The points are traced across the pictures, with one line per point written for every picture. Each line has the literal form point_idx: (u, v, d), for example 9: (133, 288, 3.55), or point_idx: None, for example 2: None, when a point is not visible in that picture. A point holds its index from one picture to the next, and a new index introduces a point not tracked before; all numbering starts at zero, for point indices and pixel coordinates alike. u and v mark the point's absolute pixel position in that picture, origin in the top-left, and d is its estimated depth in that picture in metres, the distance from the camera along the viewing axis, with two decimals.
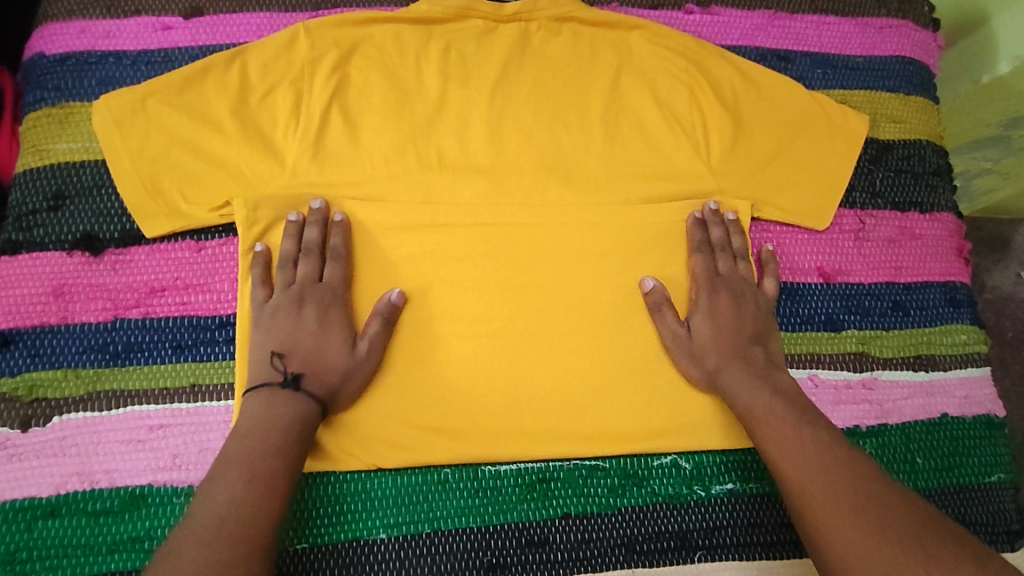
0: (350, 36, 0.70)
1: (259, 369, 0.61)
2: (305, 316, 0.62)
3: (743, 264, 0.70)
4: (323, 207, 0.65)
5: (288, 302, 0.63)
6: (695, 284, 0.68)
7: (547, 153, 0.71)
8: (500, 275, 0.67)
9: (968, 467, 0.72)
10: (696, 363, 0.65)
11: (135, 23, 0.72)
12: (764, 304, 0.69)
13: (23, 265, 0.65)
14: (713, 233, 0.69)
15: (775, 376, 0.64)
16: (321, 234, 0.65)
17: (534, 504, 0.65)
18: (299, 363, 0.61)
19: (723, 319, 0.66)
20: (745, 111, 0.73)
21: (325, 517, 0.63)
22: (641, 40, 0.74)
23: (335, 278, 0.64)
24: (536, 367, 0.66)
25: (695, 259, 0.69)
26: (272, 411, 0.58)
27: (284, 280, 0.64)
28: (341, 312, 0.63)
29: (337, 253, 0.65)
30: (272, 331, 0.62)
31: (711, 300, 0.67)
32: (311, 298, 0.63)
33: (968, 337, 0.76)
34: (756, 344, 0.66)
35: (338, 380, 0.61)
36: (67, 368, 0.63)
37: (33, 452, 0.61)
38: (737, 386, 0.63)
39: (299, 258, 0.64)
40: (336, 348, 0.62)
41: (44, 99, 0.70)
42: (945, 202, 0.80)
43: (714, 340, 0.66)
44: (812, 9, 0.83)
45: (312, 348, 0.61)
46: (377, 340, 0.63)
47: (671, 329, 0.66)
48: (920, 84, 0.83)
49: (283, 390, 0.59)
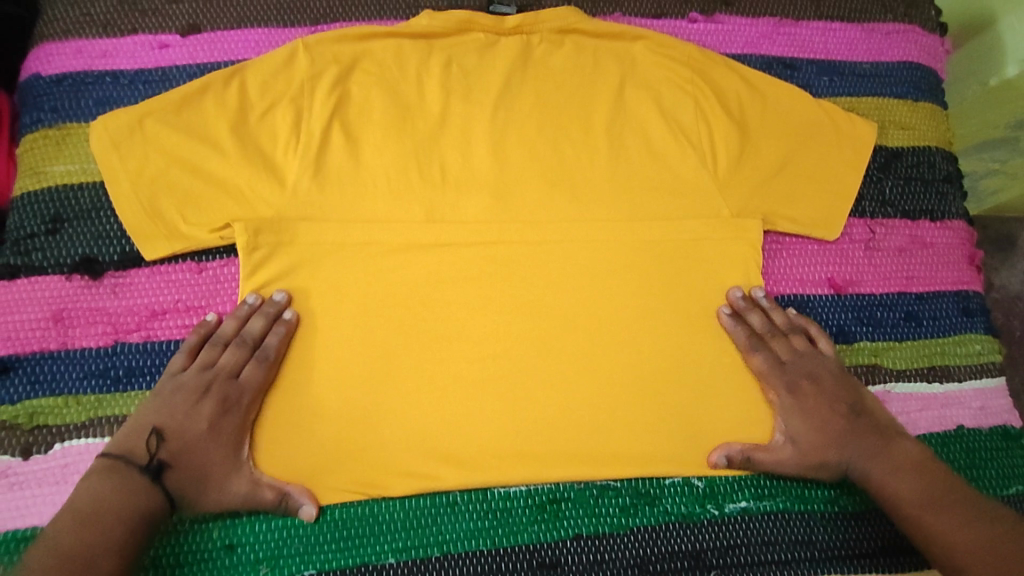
0: (350, 52, 0.69)
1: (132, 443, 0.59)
2: (201, 410, 0.60)
3: (791, 338, 0.68)
4: (282, 302, 0.64)
5: (195, 386, 0.61)
6: (767, 385, 0.67)
7: (551, 165, 0.70)
8: (507, 292, 0.66)
9: (986, 480, 0.70)
10: (821, 467, 0.65)
11: (131, 42, 0.72)
12: (837, 369, 0.68)
13: (22, 290, 0.64)
14: (752, 319, 0.67)
15: (891, 446, 0.64)
16: (263, 329, 0.63)
17: (544, 525, 0.64)
18: (173, 456, 0.59)
19: (817, 411, 0.65)
20: (752, 121, 0.72)
21: (331, 543, 0.62)
22: (644, 51, 0.73)
23: (251, 380, 0.62)
24: (545, 386, 0.65)
25: (757, 358, 0.67)
26: (118, 494, 0.56)
27: (205, 358, 0.62)
28: (239, 421, 0.61)
29: (266, 356, 0.63)
30: (165, 410, 0.60)
31: (795, 396, 0.66)
32: (217, 392, 0.61)
33: (983, 346, 0.75)
34: (854, 416, 0.65)
35: (198, 493, 0.59)
36: (68, 394, 0.62)
37: (34, 481, 0.60)
38: (874, 476, 0.63)
39: (231, 344, 0.63)
40: (218, 455, 0.59)
41: (41, 120, 0.69)
42: (956, 209, 0.79)
43: (821, 436, 0.65)
44: (817, 15, 0.82)
45: (192, 447, 0.59)
46: (261, 491, 0.60)
47: (774, 451, 0.65)
48: (929, 90, 0.82)
49: (138, 476, 0.57)
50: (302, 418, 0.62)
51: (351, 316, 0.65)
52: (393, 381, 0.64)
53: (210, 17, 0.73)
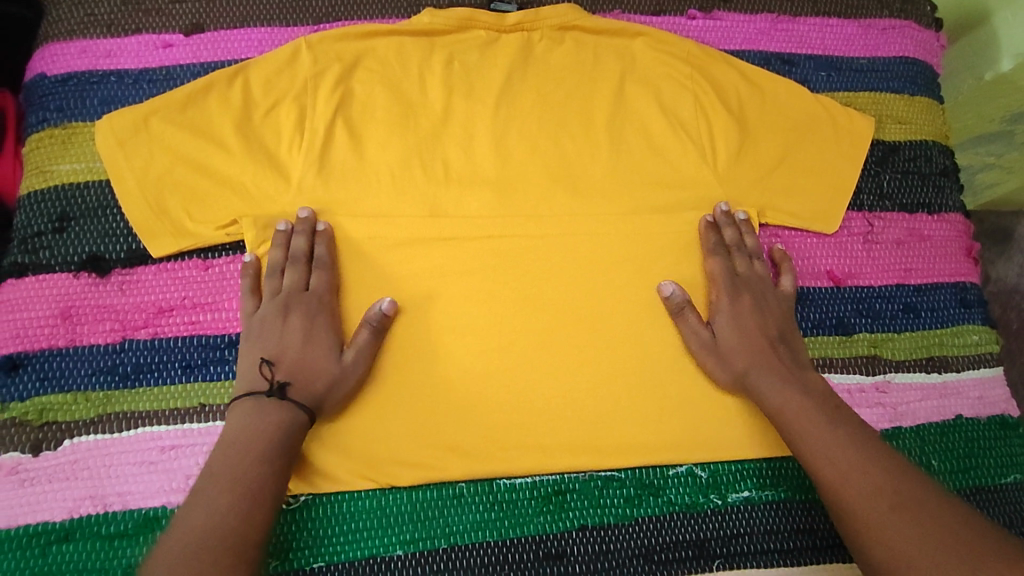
0: (353, 50, 0.70)
1: (247, 379, 0.61)
2: (291, 325, 0.62)
3: (755, 263, 0.70)
4: (309, 217, 0.64)
5: (275, 311, 0.63)
6: (715, 285, 0.68)
7: (553, 162, 0.70)
8: (512, 286, 0.67)
9: (984, 468, 0.71)
10: (724, 365, 0.65)
11: (135, 42, 0.72)
12: (783, 302, 0.69)
13: (30, 288, 0.64)
14: (728, 234, 0.69)
15: (806, 377, 0.64)
16: (308, 242, 0.64)
17: (549, 517, 0.65)
18: (288, 371, 0.61)
19: (748, 320, 0.66)
20: (751, 116, 0.72)
21: (340, 535, 0.62)
22: (644, 47, 0.74)
23: (323, 286, 0.64)
24: (549, 379, 0.65)
25: (713, 261, 0.68)
26: (255, 421, 0.58)
27: (272, 288, 0.64)
28: (327, 321, 0.63)
29: (322, 262, 0.64)
30: (260, 340, 0.62)
31: (733, 301, 0.67)
32: (297, 306, 0.63)
33: (980, 337, 0.76)
34: (780, 342, 0.66)
35: (323, 390, 0.61)
36: (77, 391, 0.63)
37: (45, 477, 0.61)
38: (769, 389, 0.63)
39: (287, 266, 0.64)
40: (322, 352, 0.62)
41: (46, 120, 0.69)
42: (953, 202, 0.80)
43: (742, 342, 0.66)
44: (815, 12, 0.83)
45: (299, 356, 0.61)
46: (365, 349, 0.63)
47: (695, 330, 0.66)
48: (925, 85, 0.83)
49: (268, 398, 0.59)
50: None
51: (356, 311, 0.65)
52: (399, 374, 0.64)
53: (213, 17, 0.73)
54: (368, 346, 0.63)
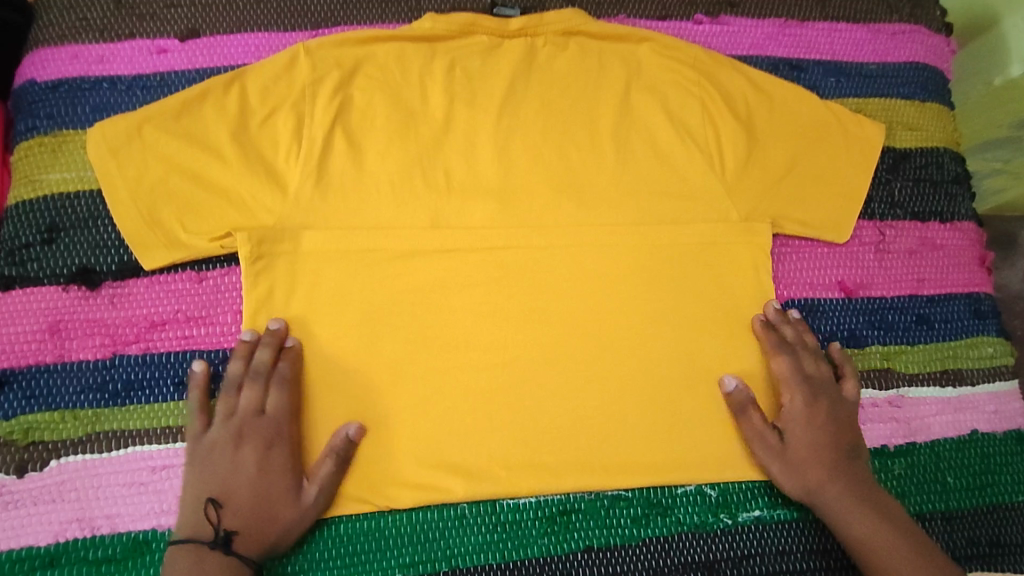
0: (352, 56, 0.68)
1: (191, 517, 0.57)
2: (245, 457, 0.58)
3: (823, 364, 0.67)
4: (280, 330, 0.62)
5: (228, 439, 0.59)
6: (785, 388, 0.65)
7: (557, 171, 0.68)
8: (515, 299, 0.65)
9: (1001, 485, 0.69)
10: (793, 477, 0.63)
11: (129, 47, 0.70)
12: (851, 409, 0.66)
13: (17, 302, 0.62)
14: (787, 331, 0.66)
15: (878, 492, 0.63)
16: (271, 355, 0.61)
17: (554, 537, 0.63)
18: (236, 515, 0.57)
19: (822, 432, 0.64)
20: (760, 123, 0.71)
21: (338, 558, 0.60)
22: (650, 53, 0.72)
23: (280, 410, 0.60)
24: (555, 396, 0.64)
25: (779, 362, 0.65)
26: (200, 574, 0.55)
27: (225, 409, 0.60)
28: (286, 452, 0.59)
29: (284, 381, 0.60)
30: (209, 472, 0.58)
31: (804, 409, 0.64)
32: (251, 436, 0.59)
33: (995, 349, 0.74)
34: (853, 457, 0.64)
35: (275, 534, 0.58)
36: (65, 409, 0.61)
37: (30, 499, 0.59)
38: (843, 510, 0.61)
39: (245, 383, 0.61)
40: (279, 490, 0.58)
41: (36, 128, 0.67)
42: (965, 211, 0.78)
43: (814, 454, 0.63)
44: (823, 16, 0.82)
45: (249, 498, 0.57)
46: (328, 482, 0.59)
47: (760, 434, 0.64)
48: (935, 91, 0.81)
49: (211, 550, 0.56)
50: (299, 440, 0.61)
51: (355, 325, 0.63)
52: (398, 390, 0.62)
53: (209, 21, 0.72)
54: (329, 480, 0.59)
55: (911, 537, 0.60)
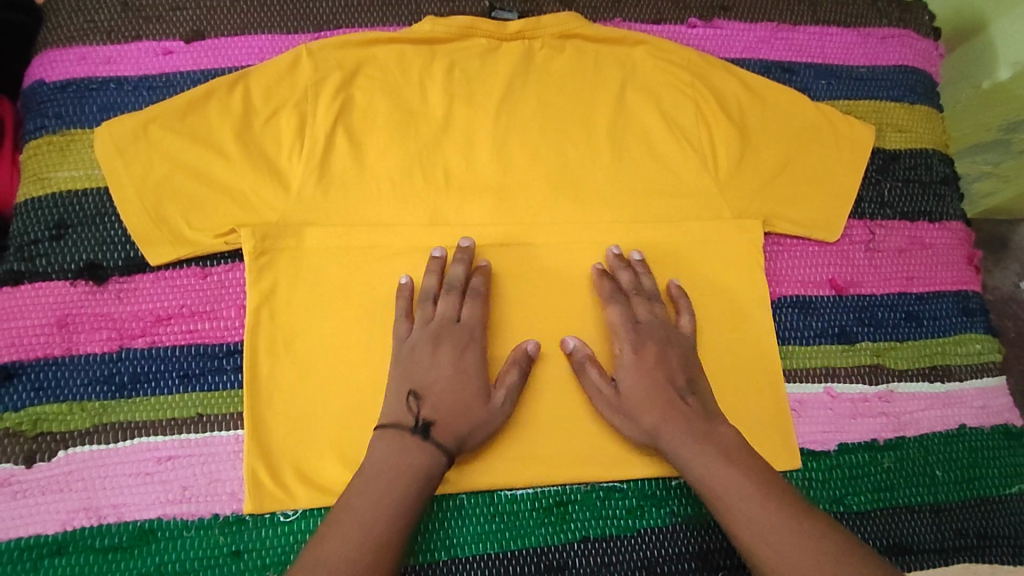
0: (353, 58, 0.69)
1: (394, 407, 0.59)
2: (443, 359, 0.61)
3: (656, 306, 0.66)
4: (470, 247, 0.65)
5: (427, 340, 0.62)
6: (616, 337, 0.65)
7: (554, 170, 0.70)
8: (513, 294, 0.67)
9: (988, 478, 0.71)
10: (633, 424, 0.62)
11: (135, 48, 0.72)
12: (687, 345, 0.65)
13: (25, 296, 0.64)
14: (622, 277, 0.66)
15: (716, 430, 0.60)
16: (465, 272, 0.64)
17: (551, 528, 0.64)
18: (436, 409, 0.59)
19: (653, 371, 0.62)
20: (752, 124, 0.72)
21: None
22: (645, 56, 0.74)
23: (474, 320, 0.63)
24: (551, 388, 0.65)
25: (612, 310, 0.65)
26: (402, 456, 0.57)
27: (424, 315, 0.63)
28: (478, 358, 0.62)
29: (477, 294, 0.64)
30: (410, 367, 0.61)
31: (635, 352, 0.63)
32: (449, 338, 0.62)
33: (983, 346, 0.75)
34: (688, 392, 0.62)
35: (467, 429, 0.59)
36: (72, 401, 0.62)
37: (38, 489, 0.60)
38: (684, 451, 0.59)
39: (439, 295, 0.64)
40: (471, 392, 0.60)
41: (45, 127, 0.69)
42: (954, 210, 0.80)
43: (645, 396, 0.61)
44: (815, 21, 0.83)
45: (449, 394, 0.60)
46: (514, 388, 0.62)
47: (597, 387, 0.63)
48: (924, 93, 0.83)
49: (413, 434, 0.58)
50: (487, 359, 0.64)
51: (357, 319, 0.65)
52: None
53: (213, 24, 0.73)
54: (515, 388, 0.62)
55: (752, 472, 0.57)
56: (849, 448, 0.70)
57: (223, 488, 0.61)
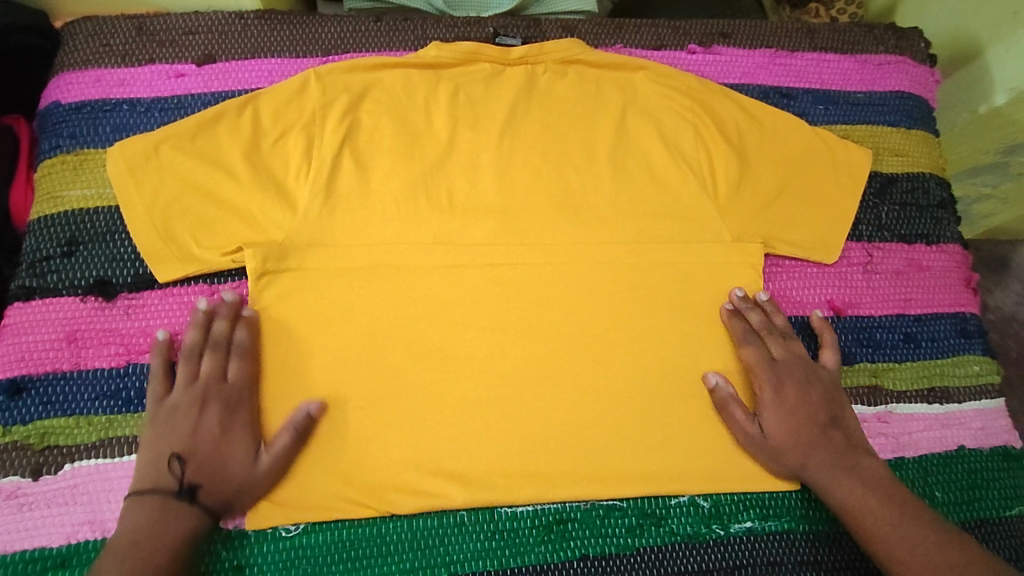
0: (360, 82, 0.71)
1: (153, 472, 0.59)
2: (206, 421, 0.61)
3: (790, 342, 0.69)
4: (234, 300, 0.65)
5: (188, 402, 0.61)
6: (757, 377, 0.68)
7: (555, 191, 0.71)
8: (514, 312, 0.68)
9: (988, 500, 0.71)
10: (778, 460, 0.65)
11: (149, 71, 0.74)
12: (829, 379, 0.69)
13: (37, 311, 0.65)
14: (753, 318, 0.69)
15: (860, 463, 0.64)
16: (229, 326, 0.64)
17: (551, 546, 0.64)
18: (198, 472, 0.59)
19: (796, 409, 0.66)
20: (751, 148, 0.74)
21: (338, 564, 0.62)
22: (645, 81, 0.75)
23: (240, 377, 0.63)
24: (553, 407, 0.66)
25: (748, 351, 0.68)
26: (161, 525, 0.57)
27: (187, 375, 0.62)
28: (245, 415, 0.62)
29: (242, 349, 0.63)
30: (168, 432, 0.60)
31: (777, 392, 0.67)
32: (214, 399, 0.61)
33: (981, 367, 0.76)
34: (830, 427, 0.66)
35: (234, 493, 0.60)
36: (79, 415, 0.63)
37: (44, 502, 0.61)
38: (832, 483, 0.63)
39: (204, 351, 0.63)
40: (236, 454, 0.60)
41: (59, 147, 0.71)
42: (951, 233, 0.81)
43: (795, 436, 0.65)
44: (812, 47, 0.85)
45: (211, 456, 0.60)
46: (284, 454, 0.61)
47: (743, 426, 0.66)
48: (921, 118, 0.84)
49: (174, 502, 0.58)
50: (259, 416, 0.63)
51: (361, 337, 0.66)
52: (401, 401, 0.64)
53: (225, 47, 0.75)
54: (285, 451, 0.61)
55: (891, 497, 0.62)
56: None
57: None
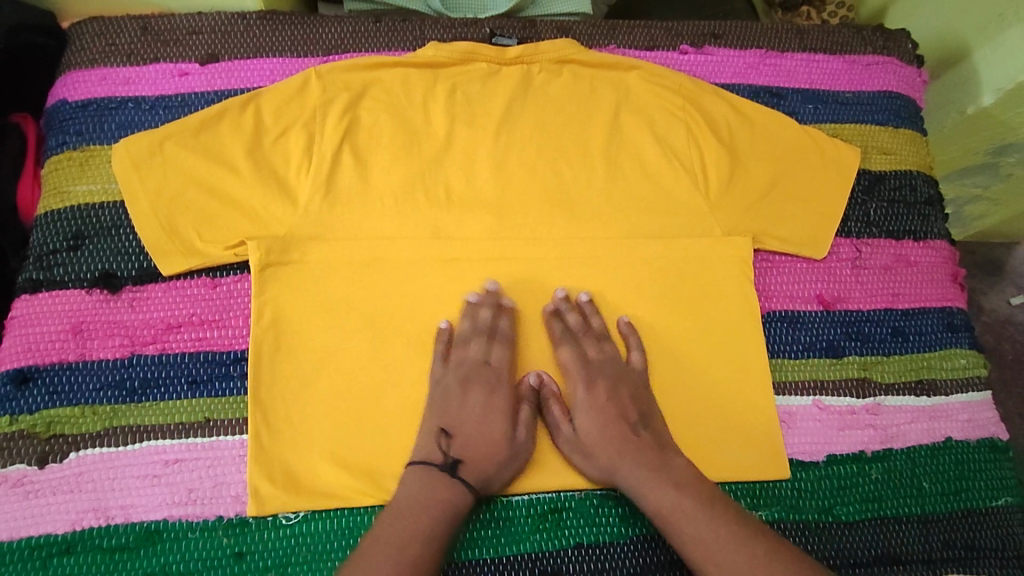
0: (360, 80, 0.73)
1: (423, 446, 0.63)
2: (469, 400, 0.65)
3: (605, 344, 0.69)
4: (495, 290, 0.69)
5: (455, 381, 0.66)
6: (569, 377, 0.68)
7: (552, 187, 0.73)
8: (511, 306, 0.70)
9: (974, 491, 0.72)
10: (591, 461, 0.65)
11: (153, 70, 0.76)
12: (638, 381, 0.68)
13: (43, 304, 0.67)
14: (570, 319, 0.69)
15: (669, 462, 0.63)
16: (493, 315, 0.68)
17: (546, 534, 0.66)
18: (462, 445, 0.63)
19: (606, 410, 0.66)
20: (741, 146, 0.75)
21: (337, 552, 0.63)
22: (638, 80, 0.77)
23: (502, 361, 0.68)
24: (548, 397, 0.67)
25: (563, 351, 0.69)
26: (428, 495, 0.60)
27: (456, 357, 0.67)
28: (506, 396, 0.66)
29: (504, 337, 0.68)
30: (442, 409, 0.64)
31: (589, 393, 0.67)
32: (477, 380, 0.66)
33: (968, 360, 0.77)
34: (640, 427, 0.65)
35: (495, 467, 0.63)
36: (84, 404, 0.64)
37: (50, 489, 0.62)
38: (636, 483, 0.62)
39: (471, 338, 0.67)
40: (498, 431, 0.64)
41: (65, 143, 0.72)
42: (938, 230, 0.82)
43: (603, 436, 0.65)
44: (802, 47, 0.87)
45: (473, 432, 0.64)
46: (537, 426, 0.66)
47: (557, 425, 0.66)
48: (908, 118, 0.86)
49: (441, 474, 0.61)
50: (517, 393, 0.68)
51: (360, 329, 0.67)
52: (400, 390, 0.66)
53: (227, 47, 0.77)
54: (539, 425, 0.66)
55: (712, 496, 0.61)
56: (837, 459, 0.72)
57: (229, 490, 0.63)
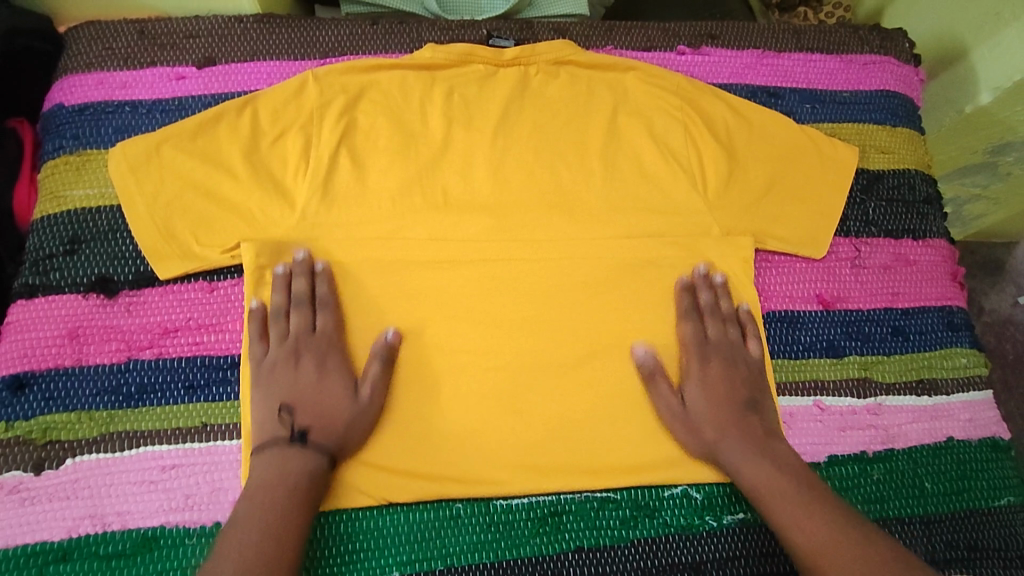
0: (356, 83, 0.72)
1: (267, 426, 0.62)
2: (303, 368, 0.64)
3: (727, 328, 0.71)
4: (305, 258, 0.66)
5: (285, 356, 0.64)
6: (686, 351, 0.69)
7: (549, 190, 0.73)
8: (508, 308, 0.69)
9: (977, 491, 0.72)
10: (695, 437, 0.66)
11: (150, 73, 0.75)
12: (756, 370, 0.69)
13: (39, 310, 0.66)
14: (702, 297, 0.71)
15: (774, 446, 0.65)
16: (308, 284, 0.66)
17: (546, 538, 0.65)
18: (305, 416, 0.62)
19: (718, 388, 0.68)
20: (739, 145, 0.75)
21: (337, 557, 0.63)
22: (636, 81, 0.77)
23: (328, 325, 0.66)
24: (547, 398, 0.67)
25: (685, 326, 0.70)
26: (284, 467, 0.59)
27: (279, 334, 0.66)
28: (338, 359, 0.65)
29: (325, 303, 0.66)
30: (271, 386, 0.63)
31: (702, 368, 0.68)
32: (307, 349, 0.65)
33: (968, 360, 0.77)
34: (749, 411, 0.67)
35: (344, 427, 0.63)
36: (81, 410, 0.64)
37: (46, 496, 0.62)
38: (736, 462, 0.64)
39: (290, 310, 0.66)
40: (337, 395, 0.64)
41: (62, 147, 0.72)
42: (937, 228, 0.82)
43: (711, 412, 0.67)
44: (799, 47, 0.87)
45: (316, 404, 0.63)
46: (380, 381, 0.65)
47: (666, 401, 0.67)
48: (906, 117, 0.86)
49: (289, 446, 0.61)
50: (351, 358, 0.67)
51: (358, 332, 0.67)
52: (403, 392, 0.66)
53: (224, 51, 0.77)
54: (381, 378, 0.65)
55: None
56: (838, 460, 0.71)
57: (226, 496, 0.63)
